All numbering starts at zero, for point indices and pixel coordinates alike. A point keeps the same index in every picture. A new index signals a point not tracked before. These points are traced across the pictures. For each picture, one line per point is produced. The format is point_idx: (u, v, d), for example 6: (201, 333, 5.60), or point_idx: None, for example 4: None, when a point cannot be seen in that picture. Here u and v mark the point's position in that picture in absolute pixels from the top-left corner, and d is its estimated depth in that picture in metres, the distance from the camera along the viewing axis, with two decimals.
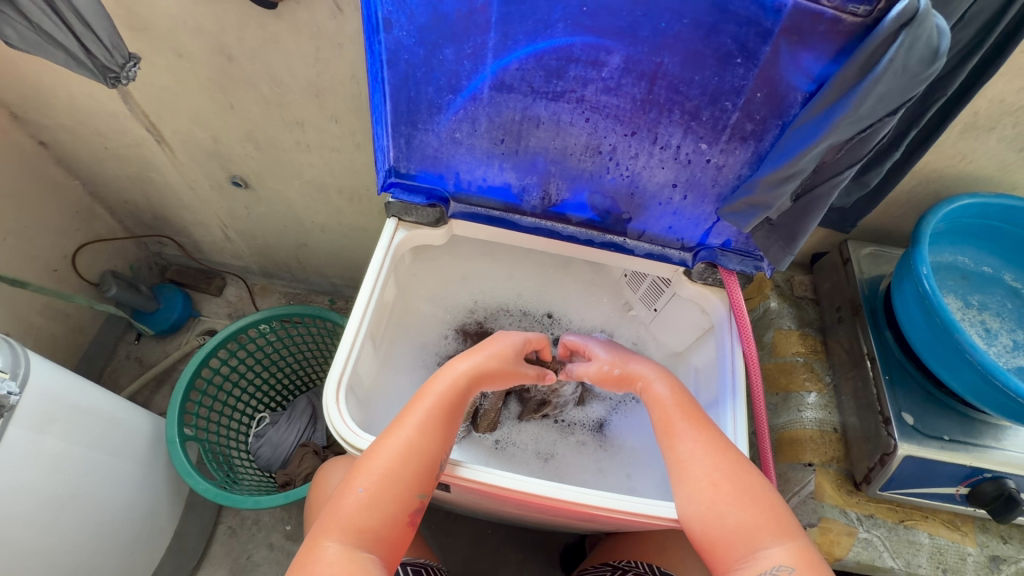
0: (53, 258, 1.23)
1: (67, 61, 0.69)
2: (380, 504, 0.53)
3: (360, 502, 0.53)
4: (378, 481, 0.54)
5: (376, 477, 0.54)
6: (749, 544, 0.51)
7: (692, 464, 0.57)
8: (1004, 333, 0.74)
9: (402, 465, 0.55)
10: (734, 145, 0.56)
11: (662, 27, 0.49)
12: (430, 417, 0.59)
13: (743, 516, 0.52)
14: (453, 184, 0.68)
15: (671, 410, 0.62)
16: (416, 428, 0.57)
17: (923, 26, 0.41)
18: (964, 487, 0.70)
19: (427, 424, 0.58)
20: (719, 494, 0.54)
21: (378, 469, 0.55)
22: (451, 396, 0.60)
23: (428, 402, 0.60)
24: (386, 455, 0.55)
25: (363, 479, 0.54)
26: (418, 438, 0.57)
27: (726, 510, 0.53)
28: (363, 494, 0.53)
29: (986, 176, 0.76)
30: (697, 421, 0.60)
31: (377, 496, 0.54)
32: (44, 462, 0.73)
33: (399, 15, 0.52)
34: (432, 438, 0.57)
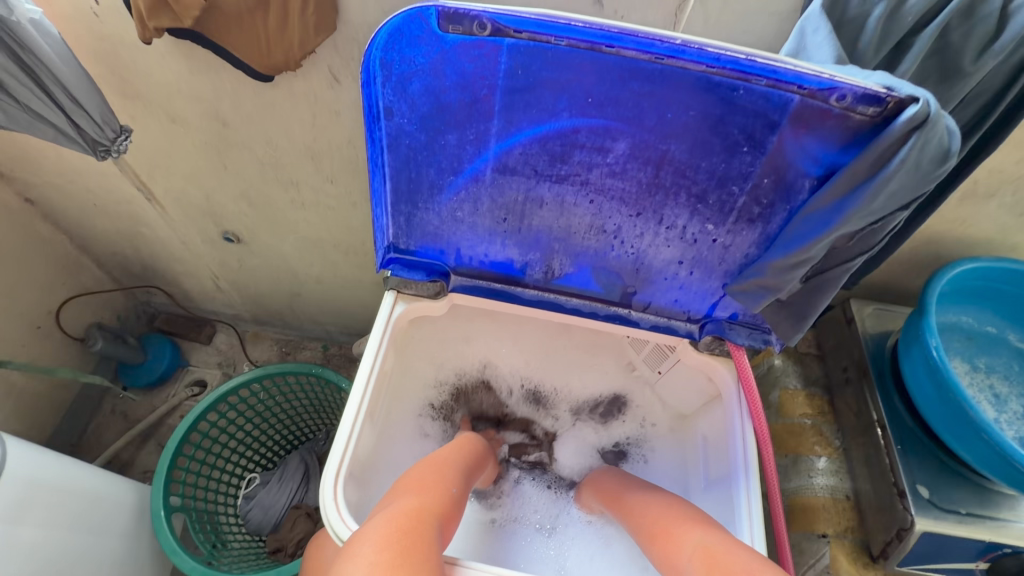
0: (37, 314, 1.19)
1: (57, 136, 0.67)
2: (423, 516, 0.53)
3: (402, 512, 0.52)
4: (422, 495, 0.56)
5: (418, 490, 0.57)
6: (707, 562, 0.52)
7: (659, 517, 0.60)
8: (1013, 398, 0.73)
9: (438, 486, 0.59)
10: (741, 227, 0.55)
11: (668, 117, 0.48)
12: (456, 457, 0.67)
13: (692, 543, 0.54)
14: (454, 258, 0.67)
15: (661, 520, 0.60)
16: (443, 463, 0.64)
17: (935, 128, 0.41)
18: (983, 562, 0.68)
19: (452, 461, 0.65)
20: (673, 538, 0.57)
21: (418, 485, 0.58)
22: (469, 446, 0.71)
23: (455, 450, 0.68)
24: (422, 479, 0.60)
25: (403, 494, 0.56)
26: (449, 468, 0.64)
27: (681, 544, 0.55)
28: (408, 505, 0.54)
29: (987, 238, 0.76)
30: (692, 518, 0.58)
31: (418, 509, 0.54)
32: (21, 553, 0.69)
33: (401, 104, 0.51)
34: (455, 473, 0.64)
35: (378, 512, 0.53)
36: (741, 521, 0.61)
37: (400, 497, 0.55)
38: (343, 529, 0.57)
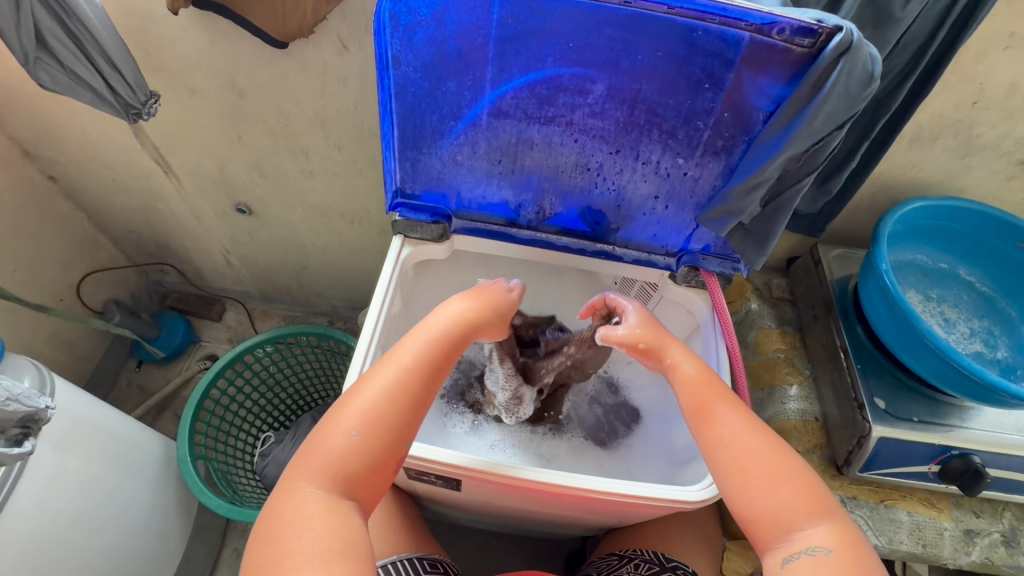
0: (59, 288, 1.26)
1: (93, 99, 0.75)
2: (359, 451, 0.55)
3: (343, 447, 0.54)
4: (366, 423, 0.55)
5: (360, 420, 0.56)
6: (784, 527, 0.51)
7: (733, 442, 0.56)
8: (961, 322, 0.81)
9: (385, 414, 0.56)
10: (707, 160, 0.63)
11: (639, 59, 0.56)
12: (413, 360, 0.60)
13: (773, 500, 0.52)
14: (455, 202, 0.74)
15: (701, 394, 0.60)
16: (394, 372, 0.58)
17: (857, 55, 0.49)
18: (936, 465, 0.75)
19: (399, 372, 0.58)
20: (751, 479, 0.54)
21: (360, 411, 0.56)
22: (438, 338, 0.62)
23: (413, 347, 0.61)
24: (366, 402, 0.56)
25: (350, 423, 0.56)
26: (404, 379, 0.58)
27: (759, 492, 0.53)
28: (349, 439, 0.55)
29: (937, 181, 0.84)
30: (732, 403, 0.59)
31: (351, 443, 0.55)
32: (66, 481, 0.75)
33: (407, 54, 0.58)
34: (407, 384, 0.58)
35: (321, 437, 0.55)
36: None
37: (345, 424, 0.56)
38: None
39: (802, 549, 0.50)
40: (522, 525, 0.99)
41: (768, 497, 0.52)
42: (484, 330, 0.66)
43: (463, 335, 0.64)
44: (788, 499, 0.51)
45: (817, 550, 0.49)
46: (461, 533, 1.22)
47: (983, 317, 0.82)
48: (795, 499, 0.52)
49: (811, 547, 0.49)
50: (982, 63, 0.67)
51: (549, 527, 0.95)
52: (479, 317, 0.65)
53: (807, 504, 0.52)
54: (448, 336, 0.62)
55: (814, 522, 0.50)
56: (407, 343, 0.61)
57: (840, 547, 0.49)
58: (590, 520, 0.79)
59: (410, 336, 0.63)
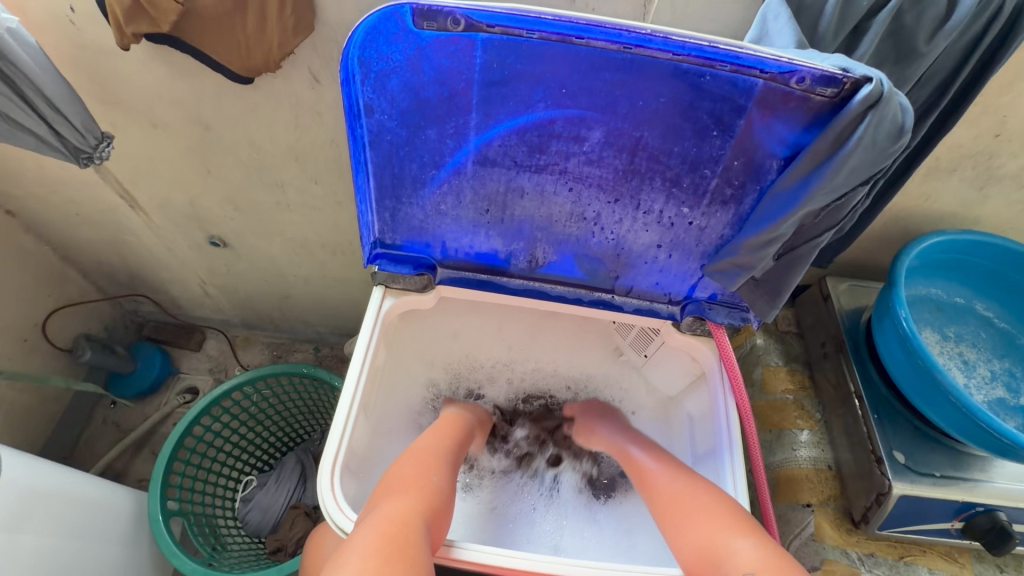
0: (24, 327, 1.18)
1: (37, 144, 0.68)
2: (441, 495, 0.60)
3: (416, 489, 0.58)
4: (435, 471, 0.62)
5: (429, 472, 0.62)
6: (718, 551, 0.55)
7: (657, 490, 0.64)
8: (981, 364, 0.76)
9: (441, 469, 0.63)
10: (714, 209, 0.58)
11: (639, 105, 0.50)
12: (443, 435, 0.69)
13: (700, 529, 0.57)
14: (440, 251, 0.68)
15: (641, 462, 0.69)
16: (433, 441, 0.67)
17: (888, 106, 0.43)
18: (959, 522, 0.71)
19: (438, 441, 0.67)
20: (681, 518, 0.60)
21: (418, 467, 0.62)
22: (455, 424, 0.72)
23: (438, 427, 0.70)
24: (417, 463, 0.62)
25: (422, 473, 0.61)
26: (436, 446, 0.66)
27: (689, 526, 0.58)
28: (426, 482, 0.60)
29: (953, 213, 0.79)
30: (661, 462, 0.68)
31: (421, 486, 0.59)
32: (21, 562, 0.69)
33: (380, 101, 0.52)
34: (449, 449, 0.67)
35: (391, 487, 0.58)
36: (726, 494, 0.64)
37: (412, 475, 0.60)
38: (342, 519, 0.58)
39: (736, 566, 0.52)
40: None
41: (696, 531, 0.57)
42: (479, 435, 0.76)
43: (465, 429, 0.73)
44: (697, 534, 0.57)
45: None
46: None
47: (1003, 357, 0.77)
48: (722, 526, 0.56)
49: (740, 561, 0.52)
50: (1007, 95, 0.62)
51: None
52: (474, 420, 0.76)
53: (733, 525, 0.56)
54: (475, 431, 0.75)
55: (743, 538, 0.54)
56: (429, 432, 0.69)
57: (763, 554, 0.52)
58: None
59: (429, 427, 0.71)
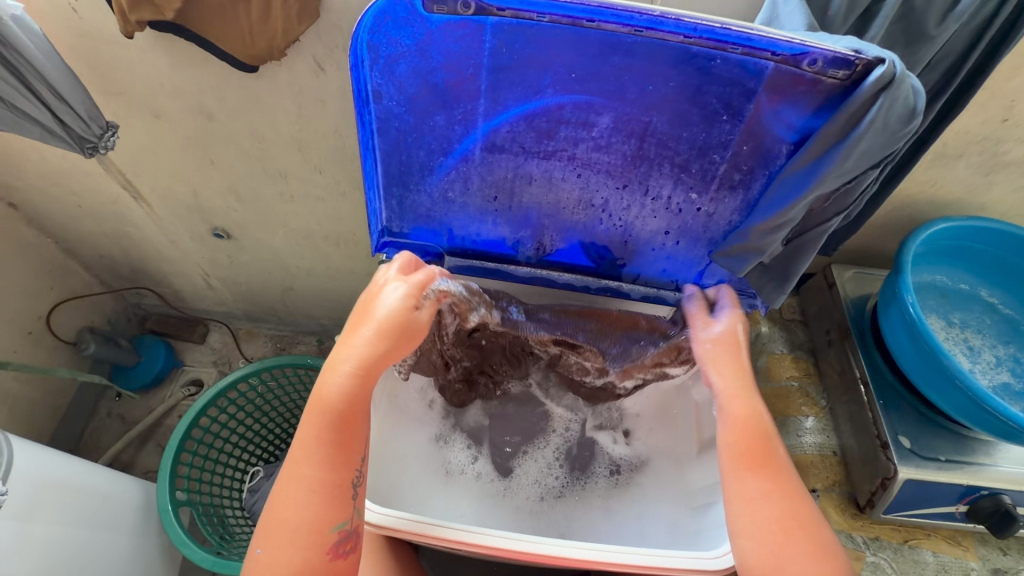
0: (28, 320, 1.18)
1: (42, 134, 0.68)
2: (341, 546, 0.52)
3: (296, 562, 0.50)
4: (334, 518, 0.52)
5: (325, 525, 0.51)
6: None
7: (756, 504, 0.53)
8: (986, 350, 0.77)
9: (338, 510, 0.52)
10: (723, 194, 0.57)
11: (649, 89, 0.50)
12: (335, 427, 0.53)
13: (806, 574, 0.49)
14: (447, 239, 0.68)
15: (745, 440, 0.55)
16: (320, 449, 0.53)
17: (900, 89, 0.43)
18: (963, 505, 0.71)
19: (331, 450, 0.53)
20: (790, 543, 0.50)
21: (305, 524, 0.51)
22: (347, 404, 0.54)
23: (322, 415, 0.53)
24: (303, 512, 0.51)
25: (316, 524, 0.51)
26: (326, 463, 0.53)
27: (791, 563, 0.49)
28: (319, 538, 0.51)
29: (959, 199, 0.79)
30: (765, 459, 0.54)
31: (309, 550, 0.50)
32: (34, 550, 0.69)
33: (388, 87, 0.52)
34: (342, 461, 0.53)
35: (268, 565, 0.50)
36: None
37: (297, 537, 0.50)
38: None
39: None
40: None
41: (800, 572, 0.49)
42: (407, 339, 0.57)
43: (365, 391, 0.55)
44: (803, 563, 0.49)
45: None
46: None
47: (1008, 342, 0.77)
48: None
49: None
50: (1015, 80, 0.62)
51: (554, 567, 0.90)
52: (393, 353, 0.56)
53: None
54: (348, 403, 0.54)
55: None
56: (307, 426, 0.53)
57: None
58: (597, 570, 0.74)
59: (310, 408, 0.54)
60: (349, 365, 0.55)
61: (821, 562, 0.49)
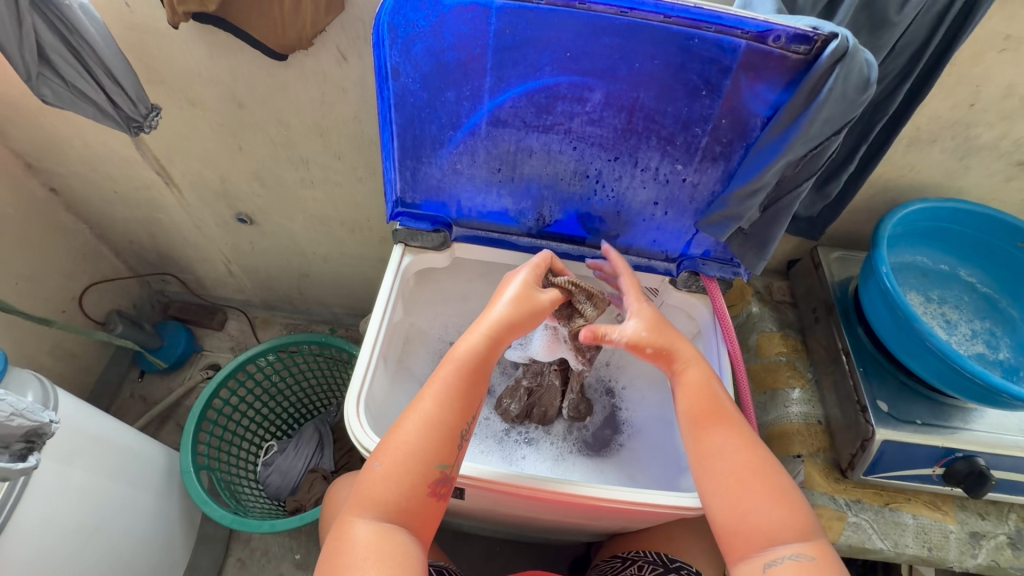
0: (62, 299, 1.26)
1: (95, 113, 0.76)
2: (440, 487, 0.58)
3: (405, 487, 0.56)
4: (440, 456, 0.57)
5: (429, 460, 0.57)
6: (769, 538, 0.53)
7: (715, 456, 0.57)
8: (963, 323, 0.81)
9: (445, 451, 0.58)
10: (706, 165, 0.63)
11: (636, 67, 0.56)
12: (462, 385, 0.60)
13: (771, 513, 0.54)
14: (455, 211, 0.75)
15: (700, 403, 0.60)
16: (436, 399, 0.59)
17: (854, 61, 0.49)
18: (940, 467, 0.75)
19: (449, 398, 0.59)
20: (745, 489, 0.55)
21: (416, 451, 0.57)
22: (477, 365, 0.61)
23: (454, 372, 0.60)
24: (415, 443, 0.57)
25: (419, 462, 0.57)
26: (437, 410, 0.59)
27: (753, 506, 0.54)
28: (423, 475, 0.57)
29: (937, 183, 0.84)
30: (725, 417, 0.60)
31: (415, 479, 0.57)
32: (71, 492, 0.75)
33: (405, 65, 0.59)
34: (455, 411, 0.59)
35: (381, 481, 0.56)
36: None
37: (406, 463, 0.57)
38: (366, 441, 0.64)
39: (783, 557, 0.52)
40: (526, 531, 0.98)
41: (762, 510, 0.54)
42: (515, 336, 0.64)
43: (490, 360, 0.62)
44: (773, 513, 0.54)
45: (799, 557, 0.52)
46: (465, 540, 1.21)
47: (985, 318, 0.82)
48: (786, 514, 0.54)
49: (792, 554, 0.52)
50: (978, 66, 0.67)
51: (553, 532, 0.95)
52: (497, 347, 0.63)
53: (794, 522, 0.54)
54: (470, 363, 0.61)
55: (800, 537, 0.53)
56: (436, 384, 0.60)
57: (820, 556, 0.52)
58: (592, 525, 0.79)
59: (444, 366, 0.62)
60: (478, 346, 0.61)
61: (779, 503, 0.54)
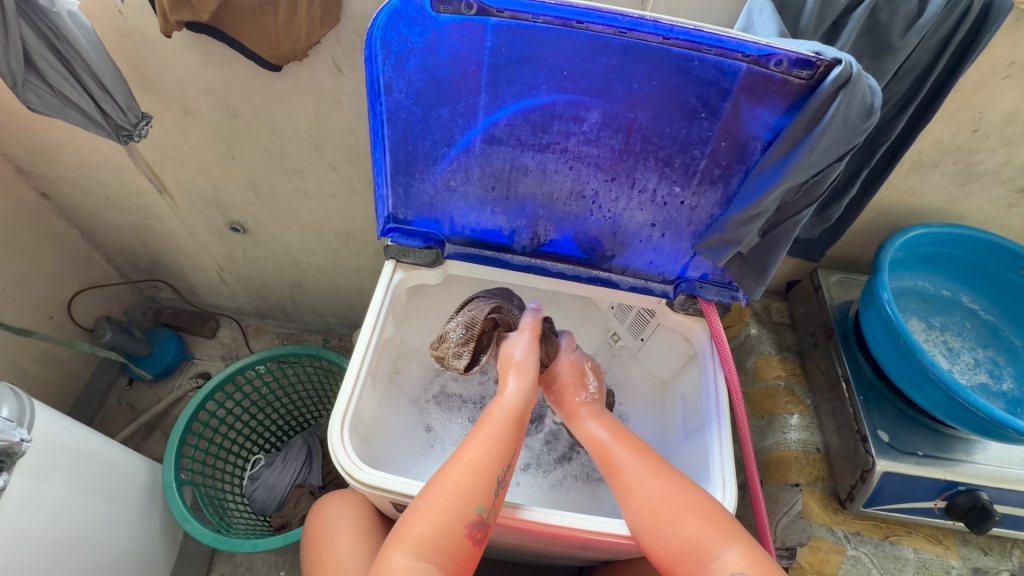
0: (50, 305, 1.24)
1: (84, 121, 0.74)
2: (477, 531, 0.57)
3: (442, 523, 0.55)
4: (478, 498, 0.57)
5: (469, 502, 0.57)
6: (702, 559, 0.57)
7: (631, 494, 0.62)
8: (965, 352, 0.79)
9: (484, 494, 0.58)
10: (704, 188, 0.62)
11: (634, 87, 0.55)
12: (505, 438, 0.62)
13: (689, 533, 0.57)
14: (448, 227, 0.73)
15: (608, 448, 0.66)
16: (482, 448, 0.60)
17: (857, 87, 0.48)
18: (941, 501, 0.73)
19: (491, 445, 0.61)
20: (664, 519, 0.59)
21: (457, 491, 0.57)
22: (518, 417, 0.64)
23: (494, 426, 0.62)
24: (458, 485, 0.57)
25: (461, 499, 0.57)
26: (482, 458, 0.60)
27: (673, 529, 0.58)
28: (462, 513, 0.56)
29: (939, 208, 0.83)
30: (632, 451, 0.65)
31: (450, 517, 0.56)
32: (46, 508, 0.73)
33: (398, 80, 0.57)
34: (497, 459, 0.60)
35: (420, 516, 0.56)
36: (714, 466, 0.66)
37: (449, 501, 0.56)
38: (349, 466, 0.62)
39: None
40: (517, 555, 0.95)
41: (686, 530, 0.58)
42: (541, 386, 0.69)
43: (528, 411, 0.65)
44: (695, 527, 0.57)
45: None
46: None
47: (987, 346, 0.80)
48: (706, 530, 0.57)
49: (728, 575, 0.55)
50: (981, 92, 0.66)
51: (544, 557, 0.92)
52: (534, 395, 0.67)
53: (714, 535, 0.57)
54: (511, 418, 0.63)
55: (725, 548, 0.56)
56: (480, 433, 0.62)
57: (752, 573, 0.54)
58: (584, 554, 0.76)
59: (485, 419, 0.64)
60: (521, 392, 0.65)
61: (705, 518, 0.58)
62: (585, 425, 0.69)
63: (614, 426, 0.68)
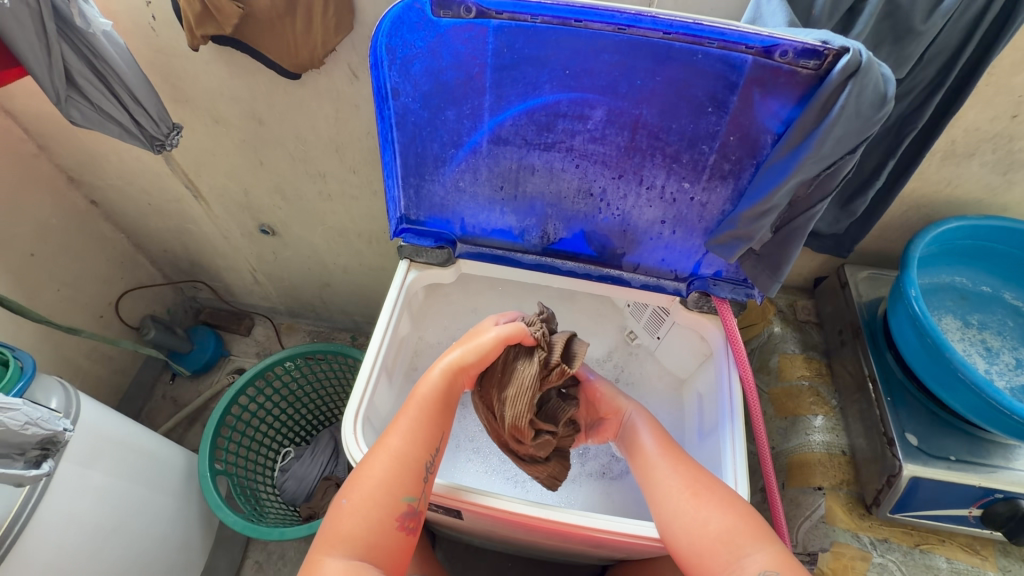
0: (100, 305, 1.32)
1: (121, 133, 0.80)
2: (409, 520, 0.58)
3: (373, 519, 0.57)
4: (407, 489, 0.58)
5: (398, 494, 0.58)
6: (733, 549, 0.55)
7: (666, 500, 0.61)
8: (1006, 351, 0.74)
9: (411, 484, 0.58)
10: (714, 183, 0.61)
11: (638, 84, 0.54)
12: (430, 423, 0.62)
13: (723, 523, 0.57)
14: (459, 228, 0.75)
15: (651, 454, 0.66)
16: (403, 434, 0.61)
17: (868, 76, 0.46)
18: (977, 509, 0.69)
19: (416, 432, 0.61)
20: (702, 503, 0.58)
21: (385, 485, 0.58)
22: (439, 401, 0.63)
23: (417, 409, 0.62)
24: (383, 477, 0.58)
25: (388, 494, 0.57)
26: (404, 446, 0.60)
27: (708, 518, 0.57)
28: (391, 508, 0.57)
29: (977, 199, 0.79)
30: (672, 455, 0.64)
31: (382, 513, 0.57)
32: (92, 492, 0.79)
33: (405, 85, 0.59)
34: (421, 445, 0.61)
35: (349, 515, 0.57)
36: (727, 465, 0.65)
37: (377, 494, 0.57)
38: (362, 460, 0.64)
39: None
40: (536, 552, 0.95)
41: (720, 520, 0.57)
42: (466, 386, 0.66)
43: (454, 393, 0.65)
44: (718, 519, 0.57)
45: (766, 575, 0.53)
46: (475, 553, 1.18)
47: None
48: (740, 522, 0.57)
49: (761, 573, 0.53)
50: (1019, 75, 0.62)
51: (564, 555, 0.92)
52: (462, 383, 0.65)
53: (749, 530, 0.56)
54: (435, 397, 0.63)
55: (757, 547, 0.55)
56: (402, 421, 0.62)
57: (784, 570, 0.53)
58: (594, 552, 0.77)
59: (409, 403, 0.64)
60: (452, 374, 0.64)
61: (729, 510, 0.58)
62: (627, 419, 0.71)
63: (663, 439, 0.67)
